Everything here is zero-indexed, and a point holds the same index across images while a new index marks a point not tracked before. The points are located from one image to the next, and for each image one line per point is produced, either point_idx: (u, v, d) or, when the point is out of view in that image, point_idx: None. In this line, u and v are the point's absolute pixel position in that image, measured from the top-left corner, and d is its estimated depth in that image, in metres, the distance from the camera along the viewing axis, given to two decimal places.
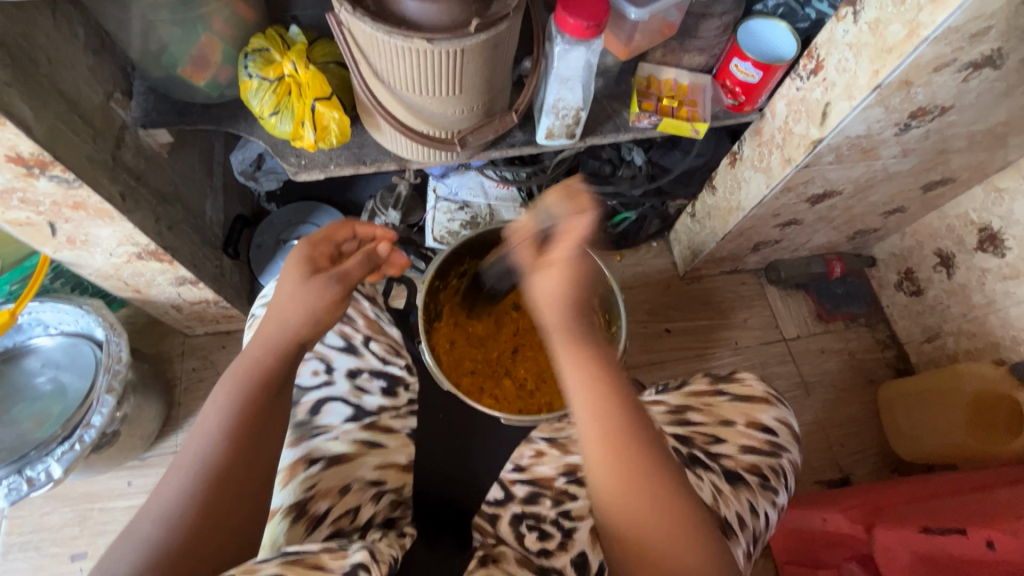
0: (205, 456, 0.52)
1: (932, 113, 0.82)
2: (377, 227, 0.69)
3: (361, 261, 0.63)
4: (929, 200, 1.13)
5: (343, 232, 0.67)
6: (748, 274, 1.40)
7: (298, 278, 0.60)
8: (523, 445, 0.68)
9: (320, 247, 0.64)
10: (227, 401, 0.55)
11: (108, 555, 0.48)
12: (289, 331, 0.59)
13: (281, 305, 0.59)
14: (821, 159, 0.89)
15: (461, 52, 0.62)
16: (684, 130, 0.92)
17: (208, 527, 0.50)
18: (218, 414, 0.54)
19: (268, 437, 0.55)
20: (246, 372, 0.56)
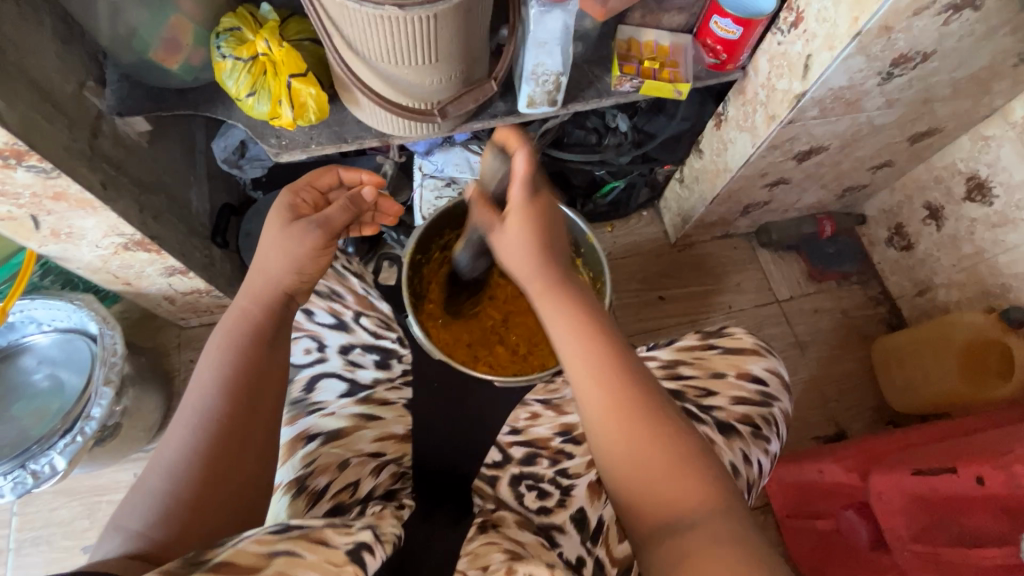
0: (202, 408, 0.53)
1: (914, 59, 0.81)
2: (364, 172, 0.71)
3: (343, 207, 0.64)
4: (917, 152, 1.13)
5: (326, 180, 0.69)
6: (739, 238, 1.40)
7: (282, 224, 0.62)
8: (519, 408, 0.69)
9: (303, 194, 0.67)
10: (219, 354, 0.55)
11: (123, 507, 0.50)
12: (273, 283, 0.59)
13: (264, 261, 0.60)
14: (805, 113, 0.89)
15: (434, 18, 0.62)
16: (667, 92, 0.91)
17: (210, 481, 0.50)
18: (211, 367, 0.55)
19: (262, 391, 0.56)
20: (235, 324, 0.58)
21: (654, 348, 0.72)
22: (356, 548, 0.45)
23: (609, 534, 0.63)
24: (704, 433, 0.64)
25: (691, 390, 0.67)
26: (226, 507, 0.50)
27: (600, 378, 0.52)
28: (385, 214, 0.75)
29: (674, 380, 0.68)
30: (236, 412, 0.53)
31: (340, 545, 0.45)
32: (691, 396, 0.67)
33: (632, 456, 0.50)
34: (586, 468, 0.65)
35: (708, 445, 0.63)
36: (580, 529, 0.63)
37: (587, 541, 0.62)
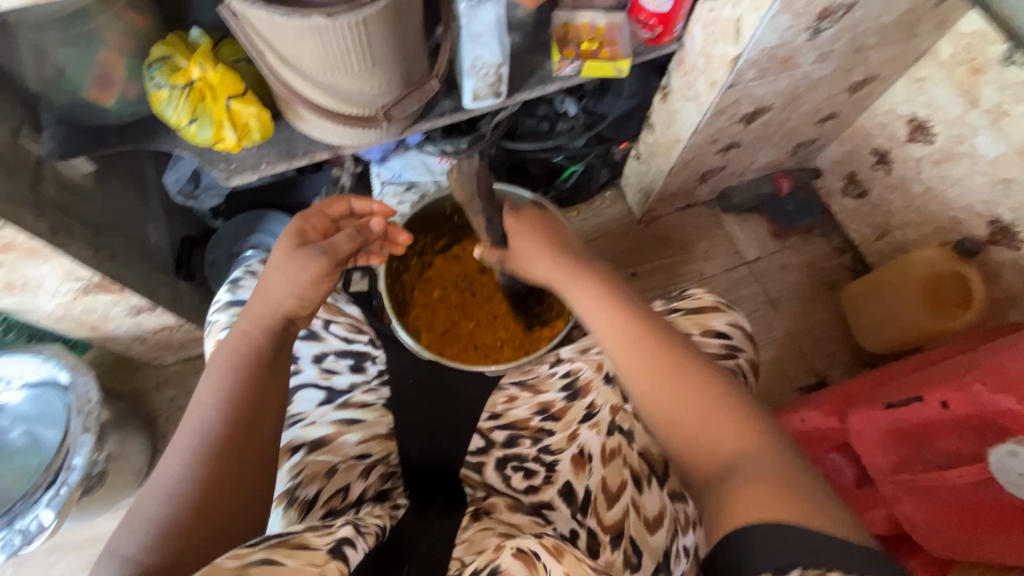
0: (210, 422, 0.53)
1: (838, 12, 0.84)
2: (374, 202, 0.70)
3: (349, 236, 0.64)
4: (858, 101, 1.16)
5: (336, 208, 0.69)
6: (702, 206, 1.43)
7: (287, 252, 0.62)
8: (494, 394, 0.71)
9: (312, 221, 0.67)
10: (224, 379, 0.56)
11: (116, 537, 0.47)
12: (273, 306, 0.60)
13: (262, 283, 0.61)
14: (743, 76, 0.91)
15: (363, 24, 0.62)
16: (608, 70, 0.93)
17: (210, 507, 0.49)
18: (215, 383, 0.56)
19: (265, 416, 0.56)
20: (237, 347, 0.58)
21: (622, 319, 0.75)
22: (336, 545, 0.45)
23: (598, 503, 0.63)
24: None
25: None
26: (232, 526, 0.50)
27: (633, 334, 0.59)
28: (394, 243, 0.71)
29: None
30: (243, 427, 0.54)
31: (320, 546, 0.44)
32: None
33: (687, 401, 0.53)
34: (568, 442, 0.66)
35: None
36: (569, 502, 0.64)
37: (578, 514, 0.63)
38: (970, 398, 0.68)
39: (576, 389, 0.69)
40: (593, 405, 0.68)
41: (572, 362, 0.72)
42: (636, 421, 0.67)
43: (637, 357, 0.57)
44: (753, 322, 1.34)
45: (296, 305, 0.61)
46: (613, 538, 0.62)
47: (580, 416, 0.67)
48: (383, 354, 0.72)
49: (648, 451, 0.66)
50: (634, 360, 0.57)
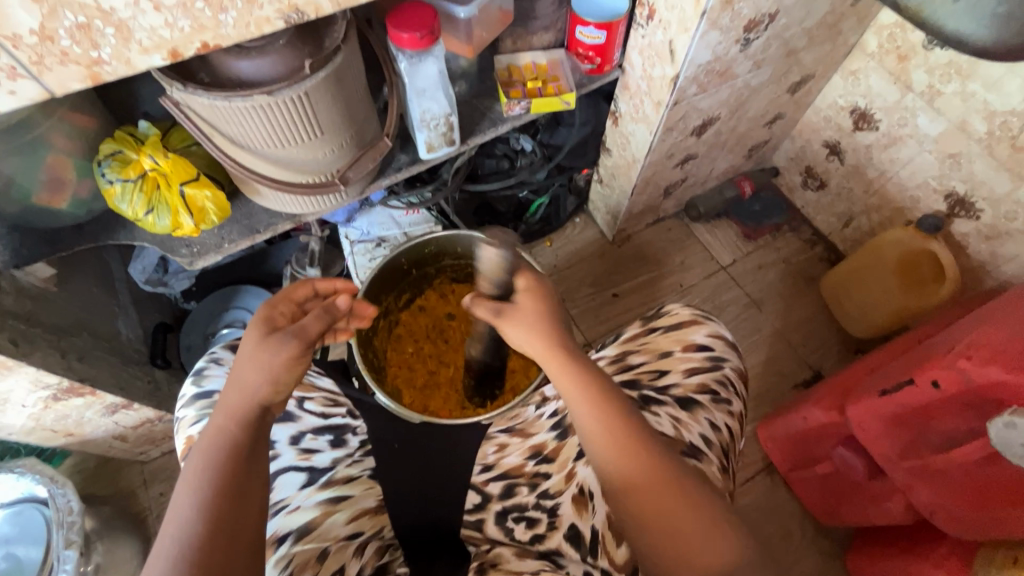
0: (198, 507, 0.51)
1: (763, 22, 0.87)
2: (337, 281, 0.68)
3: (315, 317, 0.61)
4: (800, 99, 1.20)
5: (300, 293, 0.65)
6: (671, 219, 1.45)
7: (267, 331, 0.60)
8: (484, 444, 0.69)
9: (279, 307, 0.63)
10: (201, 482, 0.53)
11: None
12: (250, 396, 0.57)
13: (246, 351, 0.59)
14: (686, 92, 0.94)
15: (305, 95, 0.63)
16: (556, 105, 0.94)
17: None
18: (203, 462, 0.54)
19: (247, 510, 0.53)
20: (214, 444, 0.55)
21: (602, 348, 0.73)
22: None
23: (607, 540, 0.60)
24: (667, 413, 0.63)
25: (645, 376, 0.67)
26: None
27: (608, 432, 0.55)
28: (362, 317, 0.67)
29: (627, 370, 0.68)
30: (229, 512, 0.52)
31: None
32: (645, 381, 0.67)
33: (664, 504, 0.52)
34: (567, 483, 0.64)
35: (675, 425, 0.62)
36: (576, 547, 0.60)
37: (589, 556, 0.60)
38: (958, 372, 0.67)
39: (566, 427, 0.67)
40: None
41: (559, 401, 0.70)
42: None
43: (621, 466, 0.54)
44: (740, 325, 1.34)
45: (274, 393, 0.58)
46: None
47: (575, 455, 0.65)
48: (363, 424, 0.70)
49: None
50: (615, 458, 0.54)
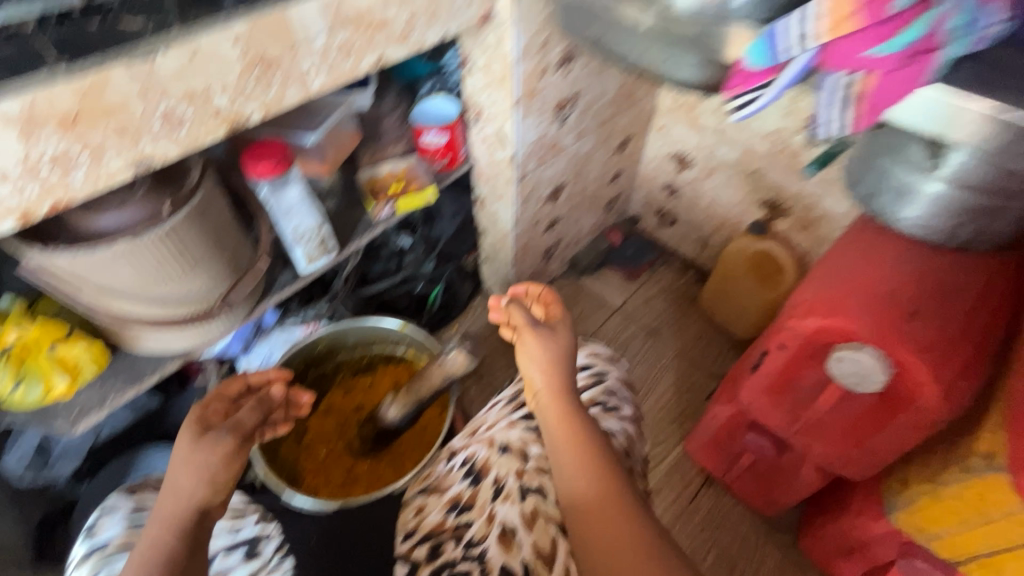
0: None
1: (569, 102, 1.07)
2: (270, 370, 0.72)
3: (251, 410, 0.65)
4: (630, 155, 1.43)
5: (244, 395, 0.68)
6: (561, 279, 1.58)
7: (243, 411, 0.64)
8: (405, 510, 0.69)
9: (213, 405, 0.65)
10: None
11: None
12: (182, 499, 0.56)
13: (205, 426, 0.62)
14: (527, 168, 1.09)
15: (170, 234, 0.68)
16: (420, 201, 1.07)
17: None
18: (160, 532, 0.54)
19: None
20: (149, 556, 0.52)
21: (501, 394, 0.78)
22: None
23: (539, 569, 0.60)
24: None
25: None
26: None
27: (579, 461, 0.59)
28: (298, 405, 0.72)
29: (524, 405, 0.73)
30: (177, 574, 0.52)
31: None
32: None
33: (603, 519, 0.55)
34: (489, 525, 0.63)
35: None
36: None
37: None
38: (793, 330, 0.77)
39: (477, 472, 0.68)
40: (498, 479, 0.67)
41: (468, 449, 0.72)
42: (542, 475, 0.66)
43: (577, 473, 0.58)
44: (646, 356, 1.45)
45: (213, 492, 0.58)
46: None
47: (491, 495, 0.65)
48: (275, 523, 0.67)
49: None
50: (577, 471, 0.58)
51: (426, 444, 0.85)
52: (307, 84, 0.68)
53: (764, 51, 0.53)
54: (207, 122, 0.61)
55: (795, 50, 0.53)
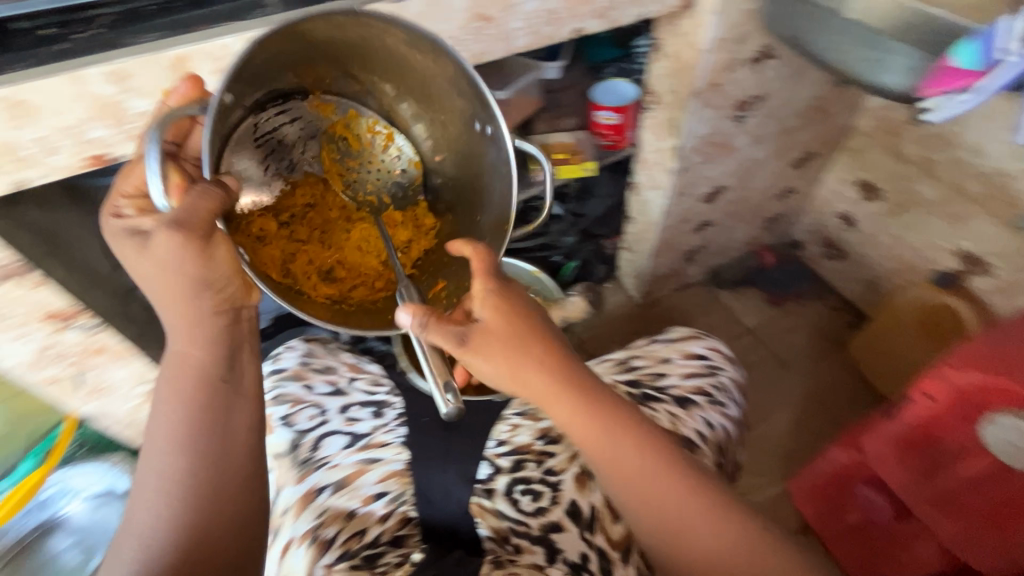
0: (174, 441, 0.48)
1: (752, 102, 1.05)
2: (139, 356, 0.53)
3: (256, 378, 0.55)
4: (807, 174, 1.35)
5: (209, 207, 0.47)
6: (698, 286, 1.53)
7: (198, 312, 0.49)
8: (499, 423, 0.67)
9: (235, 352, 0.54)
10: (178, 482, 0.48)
11: None
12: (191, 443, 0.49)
13: (180, 353, 0.50)
14: (689, 160, 1.10)
15: None
16: (579, 171, 1.12)
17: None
18: (167, 433, 0.48)
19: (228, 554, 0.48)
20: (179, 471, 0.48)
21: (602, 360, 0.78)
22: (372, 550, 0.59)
23: (603, 518, 0.59)
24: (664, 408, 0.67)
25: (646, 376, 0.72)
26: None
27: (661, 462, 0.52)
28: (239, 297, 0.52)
29: (628, 370, 0.74)
30: (225, 492, 0.49)
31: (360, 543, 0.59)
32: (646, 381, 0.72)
33: (692, 513, 0.50)
34: (569, 462, 0.62)
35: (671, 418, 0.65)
36: (577, 523, 0.59)
37: (586, 533, 0.58)
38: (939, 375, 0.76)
39: None
40: None
41: None
42: None
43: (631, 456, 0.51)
44: (769, 385, 1.35)
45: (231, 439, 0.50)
46: (622, 554, 0.57)
47: None
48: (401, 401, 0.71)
49: None
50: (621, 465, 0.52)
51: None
52: (513, 42, 0.77)
53: (977, 56, 0.61)
54: None
55: (1009, 56, 0.59)
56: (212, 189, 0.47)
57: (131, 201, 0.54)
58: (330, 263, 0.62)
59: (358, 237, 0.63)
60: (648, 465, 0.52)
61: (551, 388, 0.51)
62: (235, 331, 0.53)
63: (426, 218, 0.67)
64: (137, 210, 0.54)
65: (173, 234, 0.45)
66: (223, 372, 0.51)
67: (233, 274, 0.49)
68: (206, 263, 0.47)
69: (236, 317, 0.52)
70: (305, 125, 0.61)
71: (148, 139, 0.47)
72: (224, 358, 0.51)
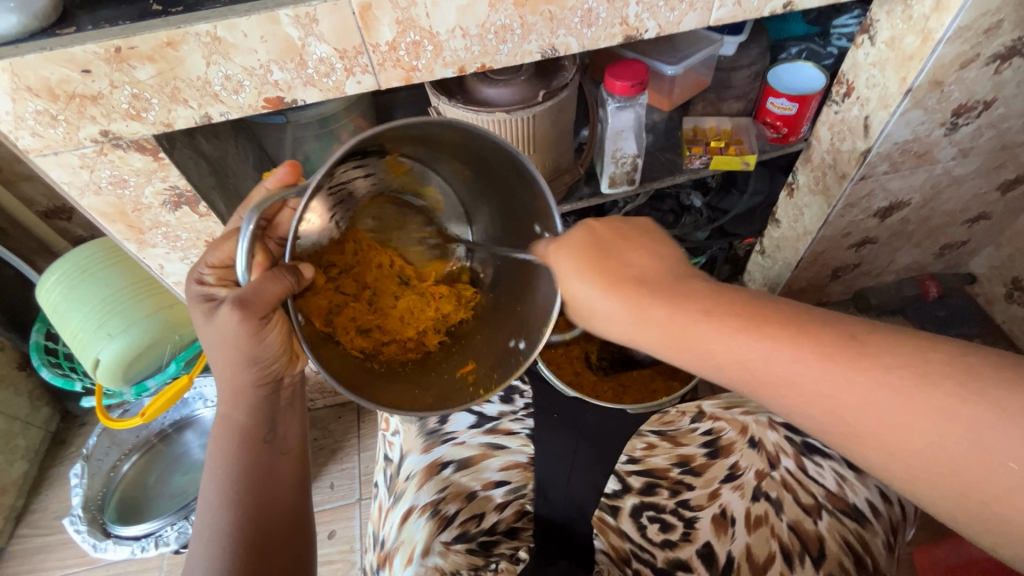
0: (222, 497, 0.55)
1: (976, 108, 0.86)
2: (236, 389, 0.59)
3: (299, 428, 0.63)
4: (1013, 200, 1.12)
5: (276, 292, 0.50)
6: (836, 306, 1.37)
7: (241, 384, 0.56)
8: (634, 437, 0.66)
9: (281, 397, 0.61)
10: (226, 504, 0.55)
11: None
12: (242, 471, 0.56)
13: (222, 416, 0.58)
14: (876, 169, 0.93)
15: (533, 117, 0.79)
16: (735, 164, 0.97)
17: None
18: (216, 487, 0.55)
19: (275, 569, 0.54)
20: (229, 492, 0.55)
21: None
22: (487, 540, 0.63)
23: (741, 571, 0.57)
24: (831, 467, 0.58)
25: None
26: None
27: (852, 377, 0.40)
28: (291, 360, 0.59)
29: None
30: (273, 519, 0.56)
31: (475, 534, 0.62)
32: None
33: (924, 419, 0.37)
34: (709, 500, 0.62)
35: (838, 481, 0.57)
36: (708, 567, 0.59)
37: None
38: None
39: (719, 448, 0.63)
40: (736, 466, 0.62)
41: (715, 420, 0.66)
42: (787, 491, 0.59)
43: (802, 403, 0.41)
44: None
45: (273, 473, 0.58)
46: None
47: (723, 476, 0.62)
48: (531, 388, 0.71)
49: (803, 526, 0.56)
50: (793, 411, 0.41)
51: (652, 390, 0.79)
52: (709, 13, 0.67)
53: None
54: (611, 27, 0.66)
55: None
56: (283, 274, 0.50)
57: (215, 271, 0.56)
58: (371, 325, 0.61)
59: (404, 304, 0.62)
60: (821, 377, 0.41)
61: (663, 287, 0.49)
62: (278, 396, 0.60)
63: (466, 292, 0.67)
64: (217, 279, 0.56)
65: (236, 312, 0.49)
66: (264, 435, 0.58)
67: (279, 353, 0.56)
68: (258, 342, 0.53)
69: (278, 385, 0.60)
70: (375, 180, 0.61)
71: (245, 220, 0.48)
72: (265, 423, 0.59)
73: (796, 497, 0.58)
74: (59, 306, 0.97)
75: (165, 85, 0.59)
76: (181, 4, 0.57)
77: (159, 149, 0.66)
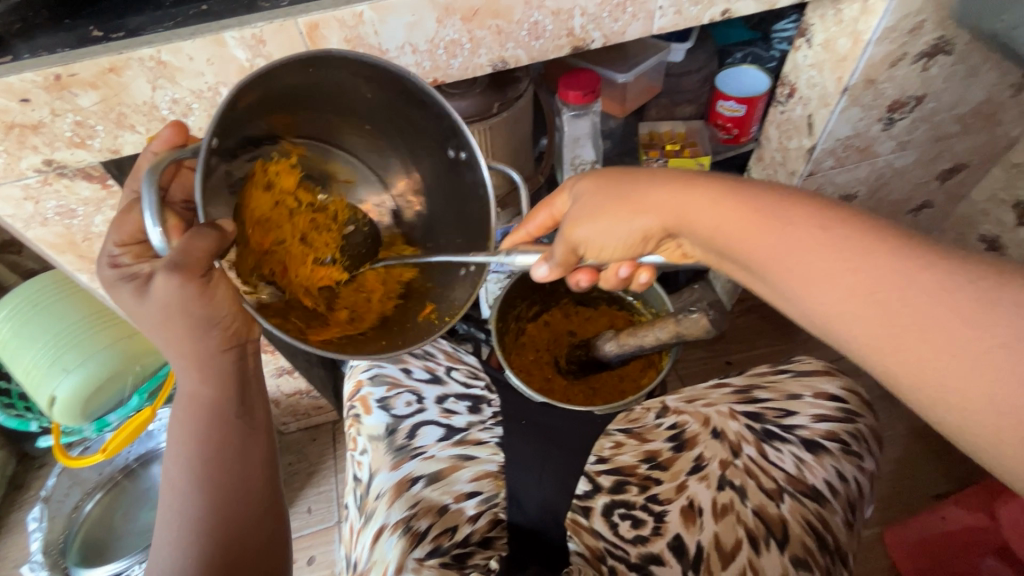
0: (188, 477, 0.53)
1: (909, 104, 0.91)
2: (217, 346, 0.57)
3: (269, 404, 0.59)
4: (952, 189, 1.18)
5: (204, 249, 0.46)
6: None
7: (205, 352, 0.52)
8: (602, 438, 0.68)
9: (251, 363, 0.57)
10: (190, 485, 0.53)
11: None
12: (208, 446, 0.53)
13: (190, 390, 0.54)
14: (822, 164, 0.97)
15: (489, 128, 0.81)
16: (691, 165, 0.98)
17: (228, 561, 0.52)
18: (179, 467, 0.53)
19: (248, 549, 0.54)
20: (195, 471, 0.53)
21: (727, 377, 0.72)
22: (461, 551, 0.60)
23: (711, 561, 0.56)
24: (790, 452, 0.61)
25: (771, 411, 0.64)
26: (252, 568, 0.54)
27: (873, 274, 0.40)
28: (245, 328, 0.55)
29: (751, 403, 0.66)
30: (242, 498, 0.54)
31: (448, 547, 0.59)
32: (771, 417, 0.64)
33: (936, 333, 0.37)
34: (677, 493, 0.61)
35: (797, 464, 0.60)
36: (681, 559, 0.57)
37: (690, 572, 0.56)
38: None
39: (684, 441, 0.65)
40: (701, 457, 0.63)
41: (679, 415, 0.68)
42: (750, 478, 0.60)
43: (820, 265, 0.41)
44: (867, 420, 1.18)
45: (243, 449, 0.55)
46: None
47: (689, 468, 0.63)
48: (498, 398, 0.73)
49: (768, 511, 0.58)
50: (809, 282, 0.42)
51: (621, 389, 0.83)
52: (651, 23, 0.70)
53: None
54: (557, 39, 0.68)
55: None
56: (206, 230, 0.46)
57: (126, 249, 0.51)
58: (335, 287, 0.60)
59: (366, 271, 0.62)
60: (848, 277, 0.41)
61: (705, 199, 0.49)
62: (247, 363, 0.56)
63: (404, 249, 0.65)
64: (134, 257, 0.51)
65: (174, 277, 0.46)
66: (235, 408, 0.55)
67: (233, 309, 0.51)
68: (207, 301, 0.48)
69: (243, 350, 0.55)
70: None
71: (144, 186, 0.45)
72: (234, 396, 0.55)
73: (761, 483, 0.59)
74: (10, 343, 0.92)
75: (110, 110, 0.58)
76: (123, 29, 0.56)
77: (108, 176, 0.65)
